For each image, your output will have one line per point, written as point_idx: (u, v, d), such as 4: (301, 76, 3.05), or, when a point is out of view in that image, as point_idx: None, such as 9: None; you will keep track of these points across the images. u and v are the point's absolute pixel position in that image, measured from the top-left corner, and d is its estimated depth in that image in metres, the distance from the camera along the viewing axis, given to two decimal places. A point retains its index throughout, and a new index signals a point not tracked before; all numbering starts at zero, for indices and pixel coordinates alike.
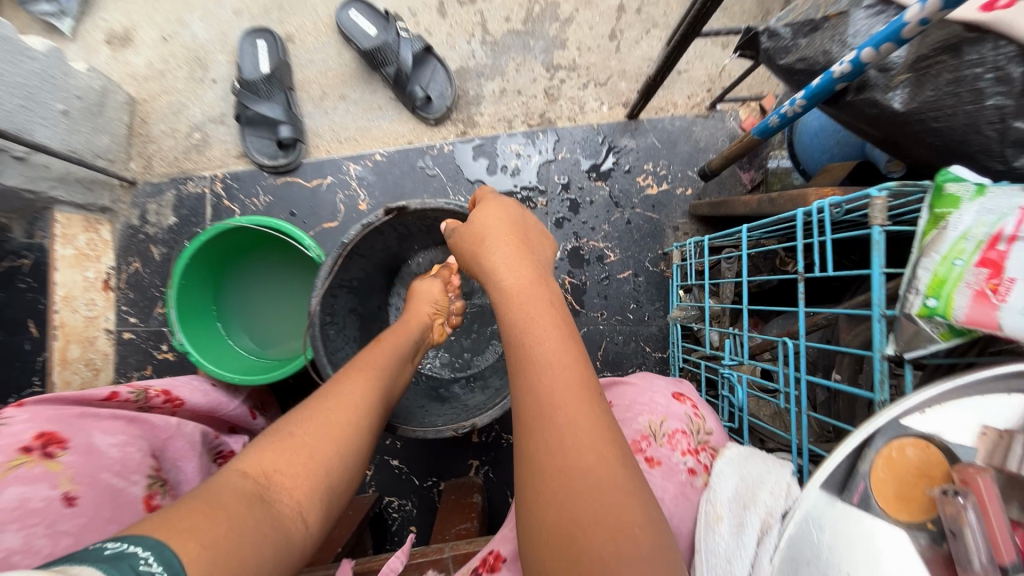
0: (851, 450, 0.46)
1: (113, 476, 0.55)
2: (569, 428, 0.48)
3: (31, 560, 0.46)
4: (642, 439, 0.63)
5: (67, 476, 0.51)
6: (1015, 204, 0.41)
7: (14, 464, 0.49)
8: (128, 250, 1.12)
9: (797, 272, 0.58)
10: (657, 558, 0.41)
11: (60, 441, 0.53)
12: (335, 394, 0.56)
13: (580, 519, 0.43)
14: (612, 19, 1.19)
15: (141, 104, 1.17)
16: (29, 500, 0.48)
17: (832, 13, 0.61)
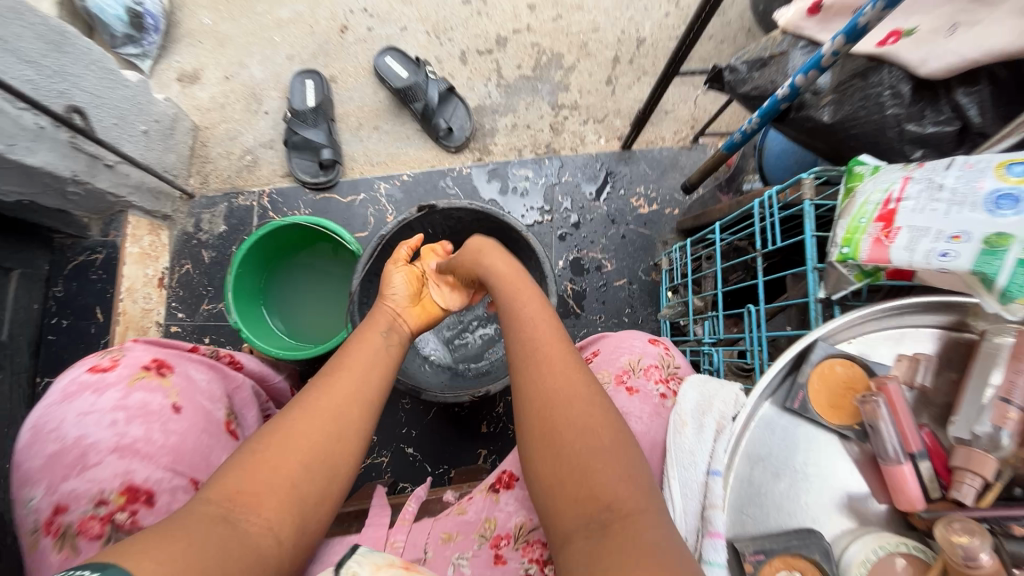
0: (787, 362, 0.58)
1: (204, 400, 0.69)
2: (549, 365, 0.65)
3: (150, 447, 0.60)
4: (625, 375, 0.75)
5: (174, 390, 0.66)
6: (899, 176, 0.56)
7: (138, 376, 0.64)
8: (181, 253, 1.26)
9: (754, 248, 0.73)
10: (617, 444, 0.57)
11: (166, 367, 0.68)
12: (300, 408, 0.61)
13: (559, 425, 0.59)
14: (608, 69, 1.40)
15: (202, 130, 1.36)
16: (149, 402, 0.63)
17: (777, 52, 0.78)
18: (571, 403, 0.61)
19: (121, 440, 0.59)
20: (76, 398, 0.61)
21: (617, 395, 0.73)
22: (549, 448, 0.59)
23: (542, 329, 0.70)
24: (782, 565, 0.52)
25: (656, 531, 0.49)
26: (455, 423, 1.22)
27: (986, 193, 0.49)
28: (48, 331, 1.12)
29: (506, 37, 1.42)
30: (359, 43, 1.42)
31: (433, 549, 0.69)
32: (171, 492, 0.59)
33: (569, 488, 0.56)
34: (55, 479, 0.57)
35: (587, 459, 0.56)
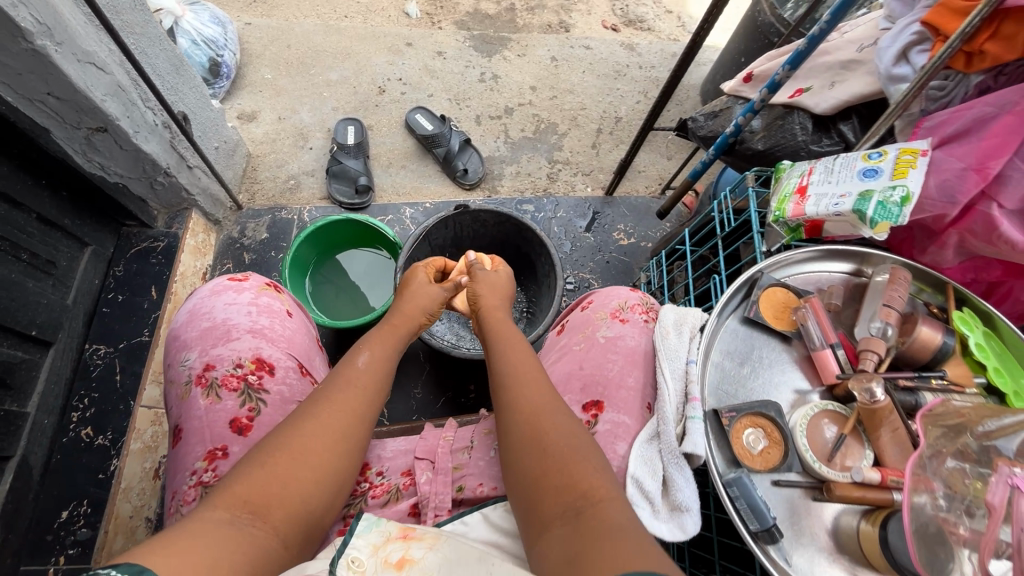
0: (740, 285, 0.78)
1: (304, 318, 0.88)
2: (523, 385, 0.75)
3: (273, 332, 0.79)
4: (618, 312, 0.84)
5: (288, 303, 0.85)
6: (805, 169, 0.85)
7: (263, 288, 0.83)
8: (225, 254, 1.44)
9: (715, 231, 1.00)
10: (580, 444, 0.66)
11: (277, 288, 0.87)
12: (310, 426, 0.70)
13: (543, 428, 0.68)
14: (593, 137, 1.76)
15: (254, 158, 1.60)
16: (272, 304, 0.82)
17: (724, 107, 1.12)
18: (551, 414, 0.70)
19: (255, 324, 0.78)
20: (222, 293, 0.80)
21: (614, 326, 0.82)
22: (535, 449, 0.66)
23: (513, 361, 0.81)
24: (748, 422, 0.73)
25: (624, 515, 0.56)
26: (460, 413, 1.36)
27: (859, 170, 0.79)
28: (103, 304, 1.23)
29: (513, 108, 1.78)
30: (393, 103, 1.74)
31: (478, 439, 0.79)
32: (287, 370, 0.77)
33: (554, 478, 0.63)
34: (206, 346, 0.76)
35: (566, 460, 0.63)
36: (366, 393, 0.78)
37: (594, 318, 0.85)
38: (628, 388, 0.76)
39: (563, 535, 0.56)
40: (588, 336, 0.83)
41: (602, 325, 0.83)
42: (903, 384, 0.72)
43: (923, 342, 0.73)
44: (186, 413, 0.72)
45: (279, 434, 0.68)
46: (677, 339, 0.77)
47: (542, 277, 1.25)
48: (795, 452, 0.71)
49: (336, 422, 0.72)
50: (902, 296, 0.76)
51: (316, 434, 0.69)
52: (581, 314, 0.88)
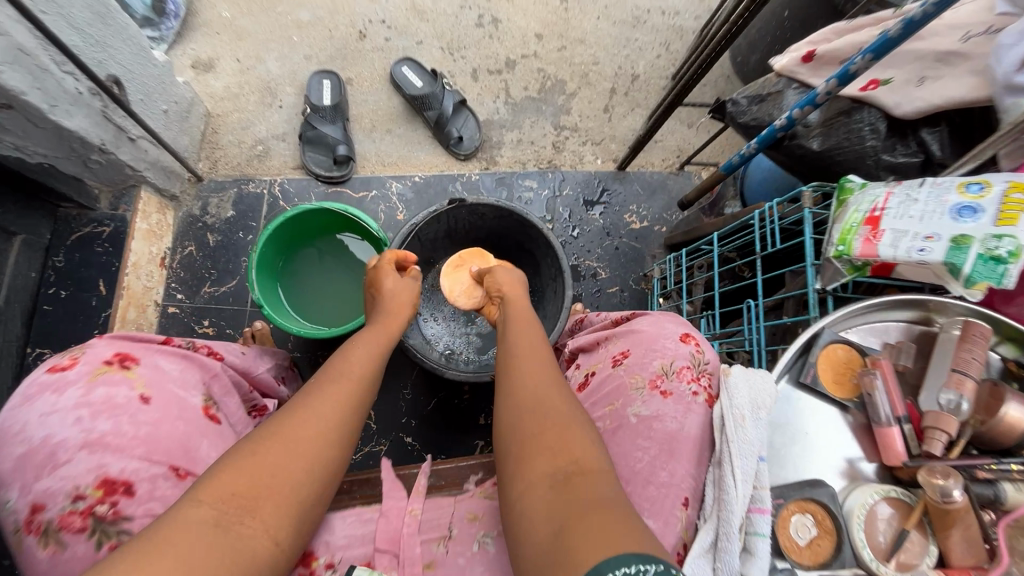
0: (796, 350, 0.68)
1: (175, 387, 0.71)
2: (526, 361, 0.75)
3: (122, 438, 0.61)
4: (658, 378, 0.73)
5: (141, 381, 0.67)
6: (882, 192, 0.70)
7: (98, 372, 0.65)
8: (185, 235, 1.27)
9: (754, 251, 0.86)
10: (573, 414, 0.65)
11: (131, 360, 0.69)
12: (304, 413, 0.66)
13: (542, 398, 0.67)
14: (606, 97, 1.55)
15: (214, 118, 1.38)
16: (113, 396, 0.64)
17: (773, 91, 0.93)
18: (549, 386, 0.70)
19: (90, 434, 0.60)
20: (38, 398, 0.61)
21: (650, 399, 0.71)
22: (532, 415, 0.66)
23: (521, 339, 0.79)
24: (795, 507, 0.64)
25: (611, 488, 0.56)
26: (454, 415, 1.27)
27: (952, 206, 0.63)
28: (43, 301, 1.08)
29: (515, 60, 1.54)
30: (375, 51, 1.49)
31: (459, 528, 0.69)
32: (151, 480, 0.61)
33: (546, 442, 0.62)
34: (27, 480, 0.58)
35: (559, 431, 0.63)
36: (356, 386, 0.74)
37: (628, 382, 0.74)
38: (658, 485, 0.66)
39: (549, 506, 0.55)
40: (616, 407, 0.73)
41: (636, 397, 0.72)
42: (981, 475, 0.61)
43: (1009, 425, 0.63)
44: (30, 566, 0.57)
45: (267, 424, 0.65)
46: (751, 431, 0.63)
47: (548, 280, 1.09)
48: (850, 545, 0.62)
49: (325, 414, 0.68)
50: (978, 360, 0.66)
51: (306, 424, 0.65)
52: (612, 371, 0.78)
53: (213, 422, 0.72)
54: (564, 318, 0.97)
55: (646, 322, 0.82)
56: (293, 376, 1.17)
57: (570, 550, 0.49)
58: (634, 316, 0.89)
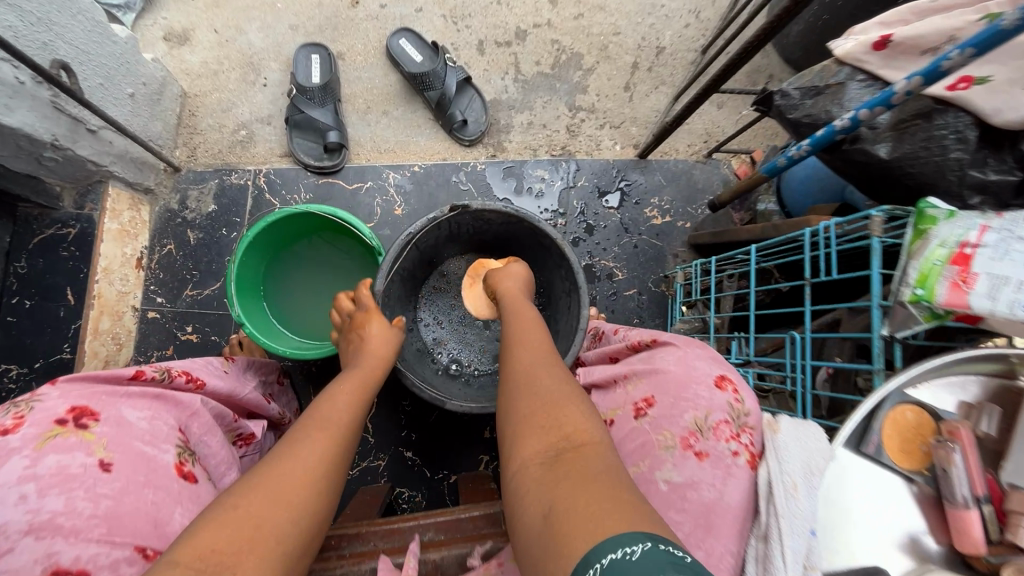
0: (862, 417, 0.56)
1: (143, 444, 0.63)
2: (523, 347, 0.72)
3: (74, 520, 0.54)
4: (690, 435, 0.58)
5: (100, 444, 0.60)
6: (977, 224, 0.57)
7: (51, 434, 0.58)
8: (163, 232, 1.16)
9: (804, 277, 0.74)
10: (569, 390, 0.62)
11: (91, 414, 0.62)
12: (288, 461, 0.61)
13: (537, 379, 0.65)
14: (628, 74, 1.38)
15: (191, 98, 1.24)
16: (67, 465, 0.56)
17: (832, 82, 0.79)
18: (546, 368, 0.66)
19: (35, 518, 0.52)
20: None
21: (683, 464, 0.57)
22: (527, 398, 0.62)
23: (519, 331, 0.76)
24: None
25: (609, 462, 0.52)
26: (457, 428, 1.18)
27: None
28: (7, 312, 0.99)
29: (526, 30, 1.37)
30: (369, 20, 1.32)
31: None
32: (112, 567, 0.53)
33: (541, 420, 0.59)
34: None
35: (553, 409, 0.59)
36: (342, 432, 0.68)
37: (653, 440, 0.60)
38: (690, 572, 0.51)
39: (542, 485, 0.51)
40: (641, 472, 0.59)
41: (665, 460, 0.58)
42: None
43: None
44: None
45: (243, 478, 0.59)
46: (808, 505, 0.50)
47: (562, 294, 0.95)
48: None
49: (311, 463, 0.62)
50: None
51: (292, 475, 0.59)
52: (633, 423, 0.64)
53: (188, 482, 0.65)
54: (577, 344, 0.83)
55: (670, 358, 0.67)
56: (285, 390, 1.11)
57: (566, 532, 0.45)
58: (655, 343, 0.73)
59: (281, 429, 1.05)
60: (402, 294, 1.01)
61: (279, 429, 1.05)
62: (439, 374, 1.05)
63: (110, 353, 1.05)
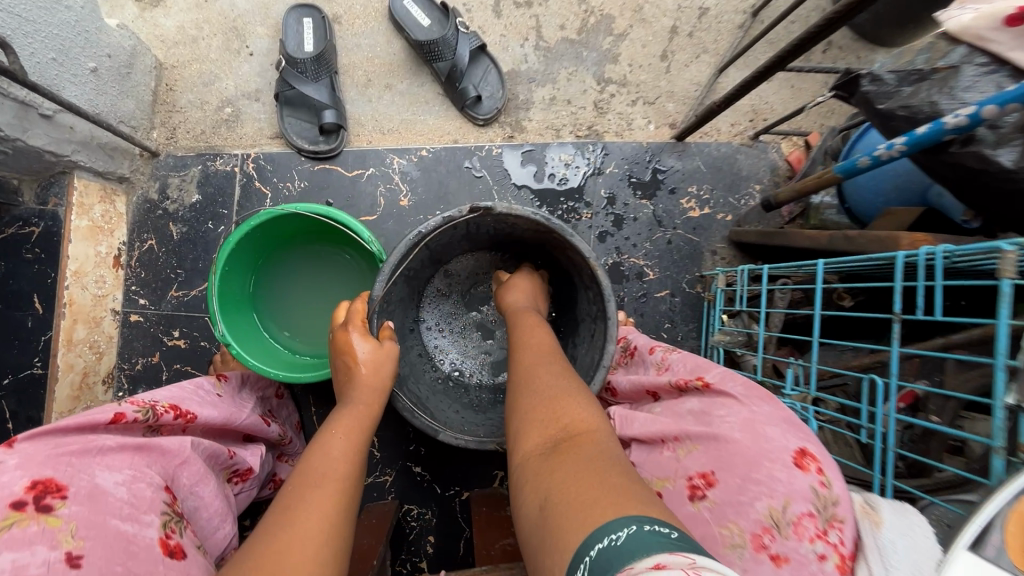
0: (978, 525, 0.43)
1: (121, 521, 0.52)
2: (526, 344, 0.70)
3: None
4: (764, 532, 0.49)
5: (68, 531, 0.48)
6: None
7: (7, 524, 0.46)
8: (143, 226, 1.04)
9: (893, 312, 0.61)
10: (570, 382, 0.61)
11: (57, 490, 0.50)
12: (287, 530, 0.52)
13: (534, 374, 0.63)
14: (665, 40, 1.20)
15: (168, 70, 1.09)
16: (23, 565, 0.45)
17: (941, 65, 0.64)
18: (547, 362, 0.65)
19: None
20: None
21: (755, 570, 0.48)
22: (529, 392, 0.60)
23: (526, 338, 0.71)
24: None
25: (608, 447, 0.50)
26: None
27: None
28: None
29: None
30: None
31: None
32: None
33: (536, 412, 0.57)
34: None
35: (550, 400, 0.57)
36: (341, 487, 0.58)
37: (716, 533, 0.51)
38: None
39: (538, 478, 0.50)
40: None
41: (734, 562, 0.49)
42: None
43: None
44: None
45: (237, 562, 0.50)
46: None
47: (585, 318, 0.83)
48: None
49: (311, 534, 0.52)
50: None
51: (290, 552, 0.49)
52: (688, 506, 0.54)
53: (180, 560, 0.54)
54: (598, 383, 0.71)
55: (733, 421, 0.56)
56: (284, 403, 0.98)
57: (558, 523, 0.44)
58: (708, 390, 0.62)
59: (281, 449, 0.94)
60: (405, 295, 0.86)
61: (279, 449, 0.94)
62: (434, 386, 0.89)
63: (89, 364, 0.95)
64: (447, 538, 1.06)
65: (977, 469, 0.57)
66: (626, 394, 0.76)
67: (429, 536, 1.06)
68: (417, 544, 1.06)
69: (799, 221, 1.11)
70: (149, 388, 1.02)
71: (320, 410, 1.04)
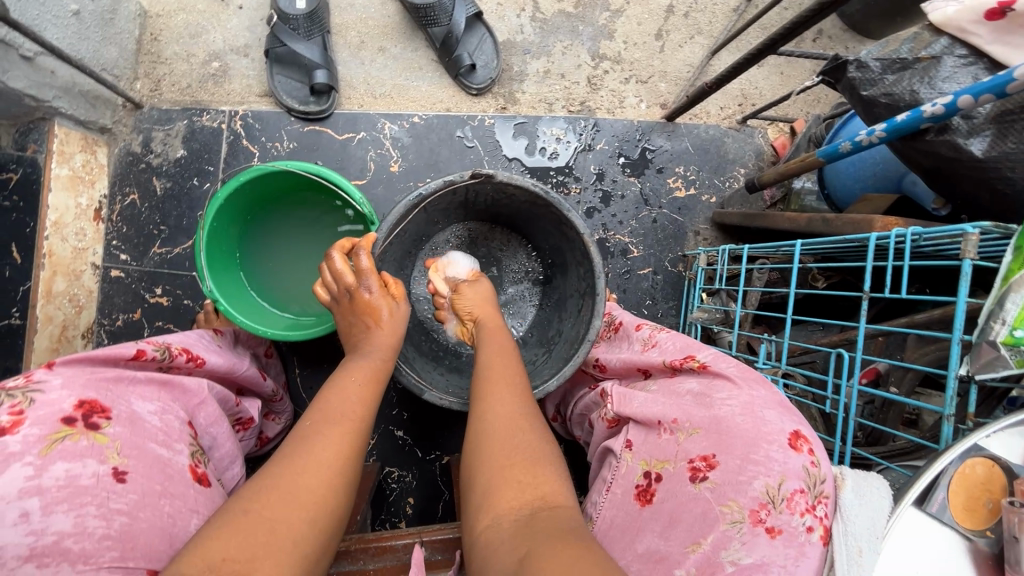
0: (927, 483, 0.49)
1: (157, 445, 0.51)
2: (495, 376, 0.67)
3: (84, 544, 0.42)
4: (761, 508, 0.50)
5: (115, 449, 0.47)
6: None
7: (58, 437, 0.45)
8: (125, 179, 1.02)
9: (863, 291, 0.65)
10: (534, 435, 0.59)
11: (102, 411, 0.49)
12: (307, 451, 0.54)
13: (496, 416, 0.61)
14: (660, 19, 1.21)
15: (153, 19, 1.06)
16: (77, 475, 0.44)
17: (924, 55, 0.66)
18: (513, 403, 0.63)
19: (38, 543, 0.40)
20: None
21: (753, 542, 0.49)
22: (495, 442, 0.58)
23: (494, 368, 0.68)
24: None
25: (581, 524, 0.50)
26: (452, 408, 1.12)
27: None
28: None
29: None
30: None
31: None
32: None
33: (507, 465, 0.55)
34: None
35: (516, 458, 0.56)
36: (358, 428, 0.59)
37: (716, 511, 0.52)
38: None
39: (506, 540, 0.48)
40: (704, 552, 0.51)
41: (732, 538, 0.50)
42: None
43: None
44: None
45: (259, 472, 0.52)
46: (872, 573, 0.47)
47: (574, 294, 0.86)
48: None
49: (326, 464, 0.54)
50: None
51: (306, 475, 0.52)
52: (689, 487, 0.55)
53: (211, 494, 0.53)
54: (582, 355, 0.74)
55: (732, 403, 0.58)
56: (273, 361, 0.98)
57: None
58: (704, 370, 0.65)
59: (271, 407, 0.93)
60: (398, 258, 0.86)
61: (268, 406, 0.93)
62: (420, 346, 0.90)
63: (68, 317, 0.94)
64: (427, 500, 1.09)
65: (929, 438, 0.63)
66: (616, 371, 0.79)
67: (409, 498, 1.09)
68: (397, 505, 1.09)
69: (782, 205, 1.13)
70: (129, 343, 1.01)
71: (304, 371, 1.05)
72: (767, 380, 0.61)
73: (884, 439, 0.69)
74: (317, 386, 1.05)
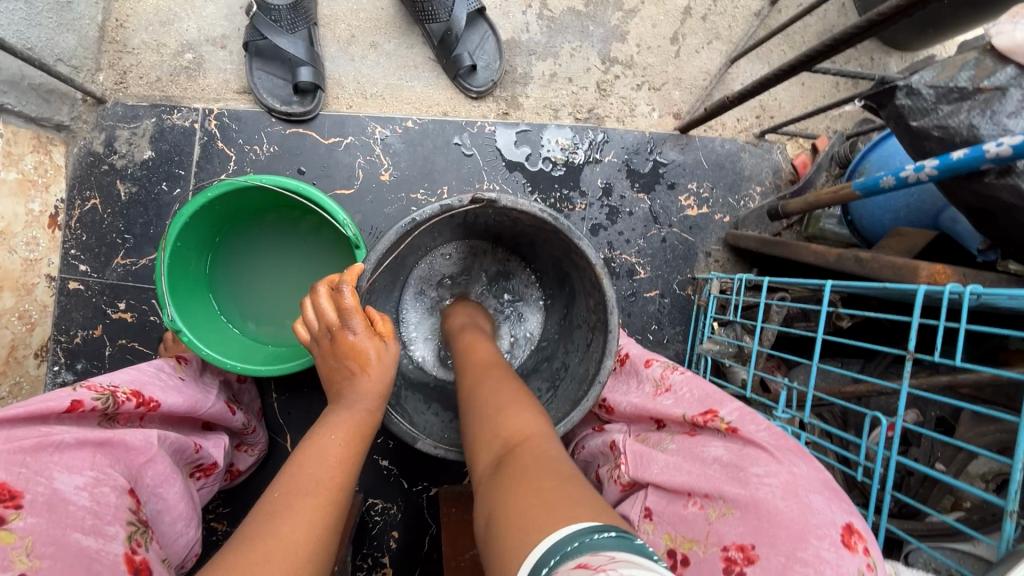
0: None
1: (83, 535, 0.44)
2: (477, 356, 0.68)
3: None
4: None
5: (23, 549, 0.41)
6: None
7: None
8: (84, 181, 0.92)
9: (907, 349, 0.56)
10: (505, 392, 0.59)
11: (12, 497, 0.42)
12: (272, 532, 0.46)
13: (471, 387, 0.62)
14: (676, 22, 1.12)
15: (118, 4, 0.95)
16: None
17: (985, 86, 0.59)
18: (491, 374, 0.64)
19: None
20: None
21: None
22: (476, 407, 0.58)
23: (478, 351, 0.69)
24: None
25: (555, 458, 0.49)
26: None
27: None
28: None
29: None
30: None
31: None
32: None
33: (479, 425, 0.56)
34: None
35: (496, 412, 0.55)
36: (337, 498, 0.52)
37: None
38: None
39: (484, 493, 0.48)
40: None
41: None
42: None
43: None
44: None
45: (220, 558, 0.45)
46: None
47: (581, 326, 0.78)
48: None
49: (293, 545, 0.46)
50: None
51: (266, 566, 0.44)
52: None
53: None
54: (592, 399, 0.66)
55: (772, 484, 0.51)
56: (246, 387, 0.90)
57: (500, 538, 0.41)
58: (732, 434, 0.58)
59: (241, 438, 0.85)
60: (388, 282, 0.77)
61: (238, 437, 0.85)
62: (409, 378, 0.81)
63: (18, 337, 0.84)
64: (412, 534, 1.02)
65: (975, 520, 0.57)
66: (624, 415, 0.70)
67: (392, 532, 1.02)
68: (379, 539, 1.01)
69: (800, 227, 1.07)
70: (88, 364, 0.92)
71: (281, 397, 0.96)
72: (806, 453, 0.55)
73: (920, 514, 0.63)
74: (296, 413, 0.96)
